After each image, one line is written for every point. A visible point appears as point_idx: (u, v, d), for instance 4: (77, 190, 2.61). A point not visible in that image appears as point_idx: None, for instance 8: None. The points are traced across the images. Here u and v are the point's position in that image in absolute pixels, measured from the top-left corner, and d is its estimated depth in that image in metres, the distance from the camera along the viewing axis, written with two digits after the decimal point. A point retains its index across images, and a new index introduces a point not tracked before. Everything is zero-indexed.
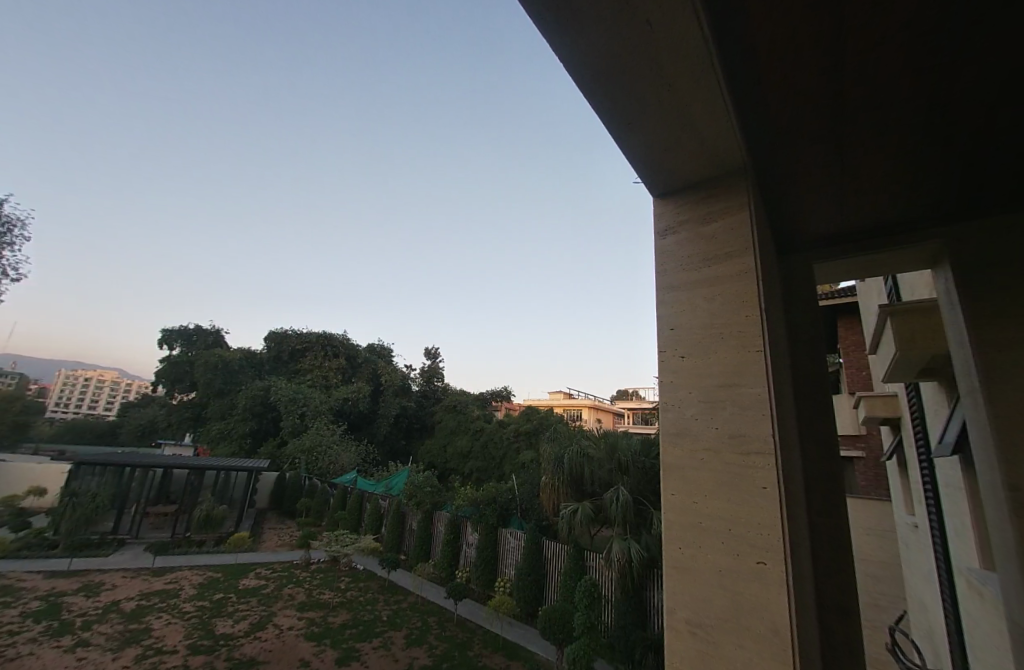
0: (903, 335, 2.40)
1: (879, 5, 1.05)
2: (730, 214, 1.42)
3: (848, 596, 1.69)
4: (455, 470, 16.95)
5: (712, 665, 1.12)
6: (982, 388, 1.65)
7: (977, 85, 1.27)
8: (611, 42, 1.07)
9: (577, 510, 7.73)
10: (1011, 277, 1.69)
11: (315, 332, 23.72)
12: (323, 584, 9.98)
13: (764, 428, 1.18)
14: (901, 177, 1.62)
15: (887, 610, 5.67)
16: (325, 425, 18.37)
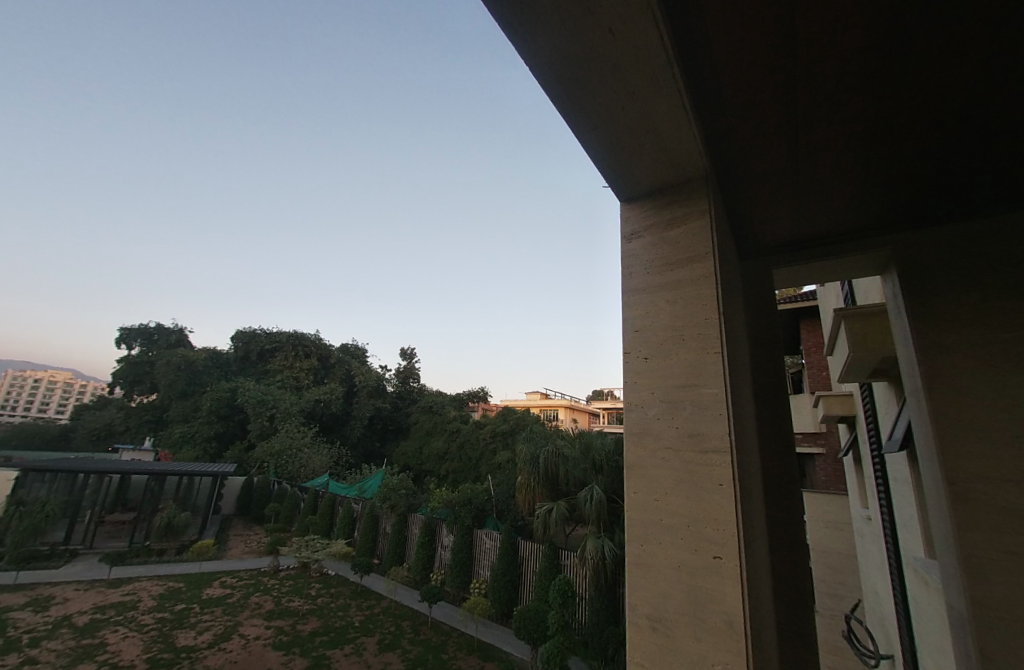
0: (856, 337, 2.53)
1: (825, 24, 1.11)
2: (691, 218, 1.46)
3: (804, 586, 1.76)
4: (430, 471, 16.82)
5: (669, 659, 1.15)
6: (925, 388, 1.75)
7: (919, 103, 1.34)
8: (573, 49, 1.09)
9: (553, 509, 7.80)
10: (949, 283, 1.79)
11: (286, 331, 23.07)
12: (292, 591, 9.72)
13: (719, 426, 1.23)
14: (852, 185, 1.69)
15: (843, 599, 5.95)
16: (295, 427, 17.88)
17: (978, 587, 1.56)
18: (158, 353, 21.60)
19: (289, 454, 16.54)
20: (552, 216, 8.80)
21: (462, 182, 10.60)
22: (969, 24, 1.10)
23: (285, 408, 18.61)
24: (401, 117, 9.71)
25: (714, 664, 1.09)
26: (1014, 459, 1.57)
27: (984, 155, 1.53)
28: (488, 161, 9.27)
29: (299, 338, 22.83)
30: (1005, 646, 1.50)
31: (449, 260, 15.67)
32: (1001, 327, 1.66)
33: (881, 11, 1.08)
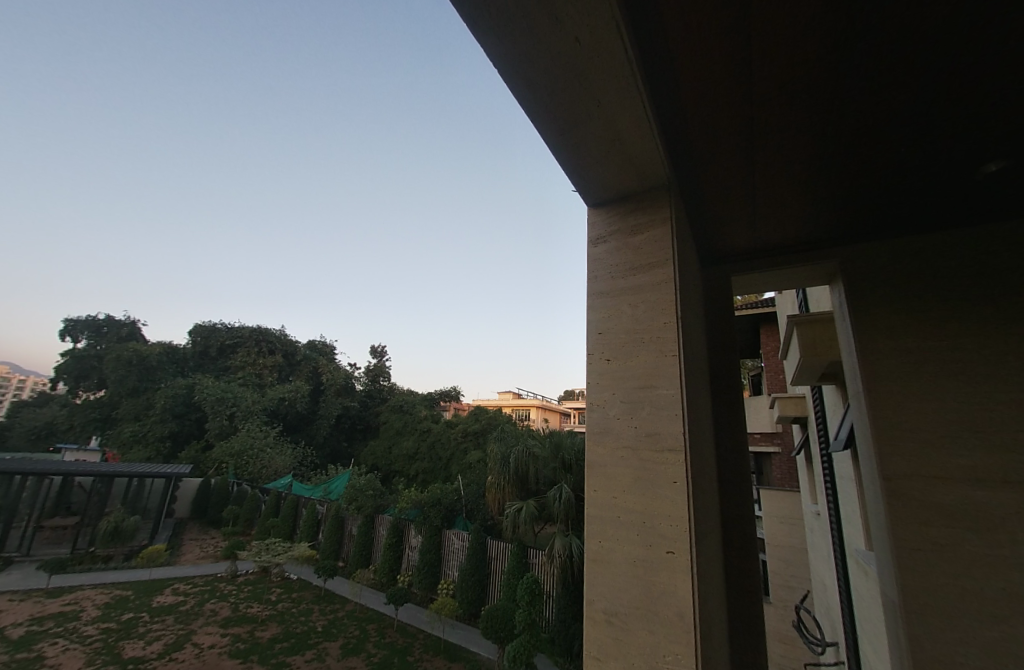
0: (805, 342, 2.68)
1: (776, 43, 1.16)
2: (653, 226, 1.51)
3: (752, 577, 1.86)
4: (398, 471, 16.55)
5: (624, 653, 1.18)
6: (866, 391, 1.86)
7: (865, 127, 1.41)
8: (543, 58, 1.11)
9: (522, 508, 7.85)
10: (890, 293, 1.92)
11: (248, 326, 22.19)
12: (251, 597, 9.36)
13: (675, 426, 1.28)
14: (805, 197, 1.78)
15: (794, 590, 6.26)
16: (256, 427, 17.23)
17: (908, 577, 1.67)
18: (107, 347, 20.31)
19: (249, 454, 15.92)
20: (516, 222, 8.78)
21: (436, 183, 10.55)
22: (908, 61, 1.18)
23: (246, 407, 17.91)
24: (369, 117, 9.55)
25: (666, 657, 1.13)
26: (941, 459, 1.70)
27: (922, 178, 1.64)
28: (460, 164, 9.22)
29: (263, 333, 21.99)
30: (933, 631, 1.62)
31: (422, 258, 15.52)
32: (932, 336, 1.80)
33: (833, 34, 1.13)
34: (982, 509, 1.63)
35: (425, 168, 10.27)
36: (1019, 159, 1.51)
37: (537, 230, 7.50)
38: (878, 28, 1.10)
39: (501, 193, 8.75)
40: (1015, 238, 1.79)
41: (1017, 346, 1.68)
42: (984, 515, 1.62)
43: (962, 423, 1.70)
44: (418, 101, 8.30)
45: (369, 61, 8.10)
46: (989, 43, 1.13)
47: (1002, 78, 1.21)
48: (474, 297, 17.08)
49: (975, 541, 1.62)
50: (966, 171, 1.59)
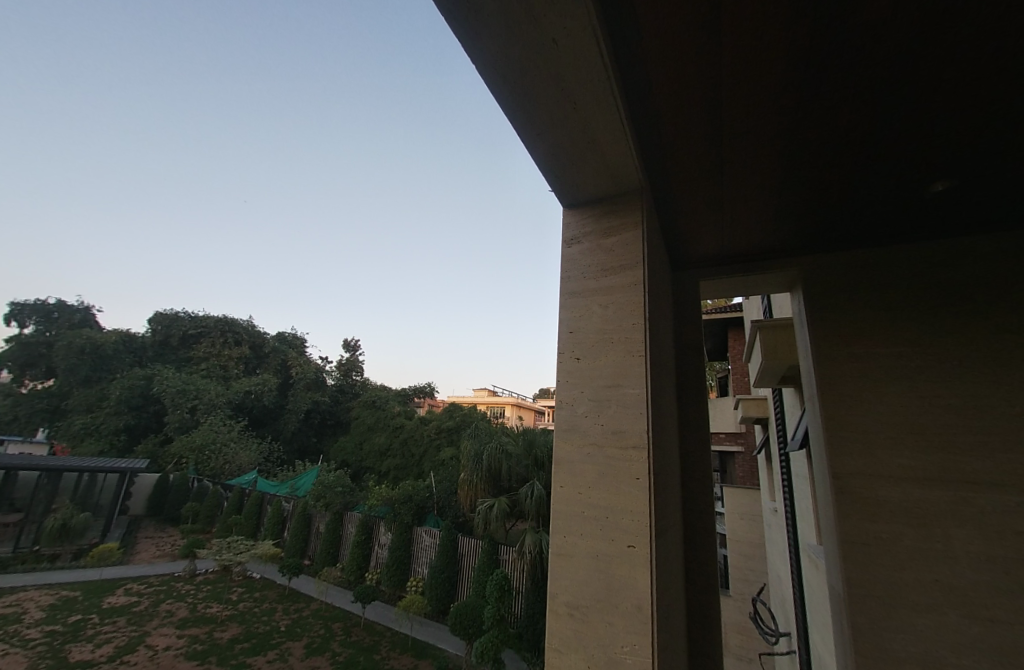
0: (767, 346, 2.80)
1: (743, 59, 1.20)
2: (625, 229, 1.54)
3: (710, 570, 1.93)
4: (369, 468, 16.30)
5: (583, 643, 1.22)
6: (821, 394, 1.96)
7: (823, 145, 1.49)
8: (519, 54, 1.11)
9: (494, 505, 7.91)
10: (844, 301, 2.03)
11: (214, 316, 21.31)
12: (210, 597, 9.03)
13: (640, 424, 1.31)
14: (769, 208, 1.85)
15: (752, 583, 6.52)
16: (219, 420, 16.57)
17: (853, 570, 1.77)
18: (57, 333, 19.11)
19: (211, 449, 15.33)
20: (491, 224, 8.78)
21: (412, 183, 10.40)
22: (865, 81, 1.24)
23: (209, 400, 17.20)
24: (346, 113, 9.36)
25: (624, 647, 1.17)
26: (885, 459, 1.81)
27: (876, 196, 1.74)
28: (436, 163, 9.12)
29: (229, 324, 21.14)
30: (872, 620, 1.72)
31: (399, 253, 15.29)
32: (882, 344, 1.92)
33: (798, 54, 1.18)
34: (920, 506, 1.74)
35: (403, 168, 10.13)
36: (963, 180, 1.61)
37: (514, 230, 7.54)
38: (840, 45, 1.14)
39: (477, 198, 8.74)
40: (956, 255, 1.92)
41: (955, 356, 1.81)
42: (920, 512, 1.73)
43: (905, 426, 1.81)
44: (397, 100, 8.17)
45: (343, 62, 7.93)
46: (937, 73, 1.20)
47: (950, 102, 1.28)
48: (452, 294, 16.91)
49: (913, 537, 1.72)
50: (916, 190, 1.68)
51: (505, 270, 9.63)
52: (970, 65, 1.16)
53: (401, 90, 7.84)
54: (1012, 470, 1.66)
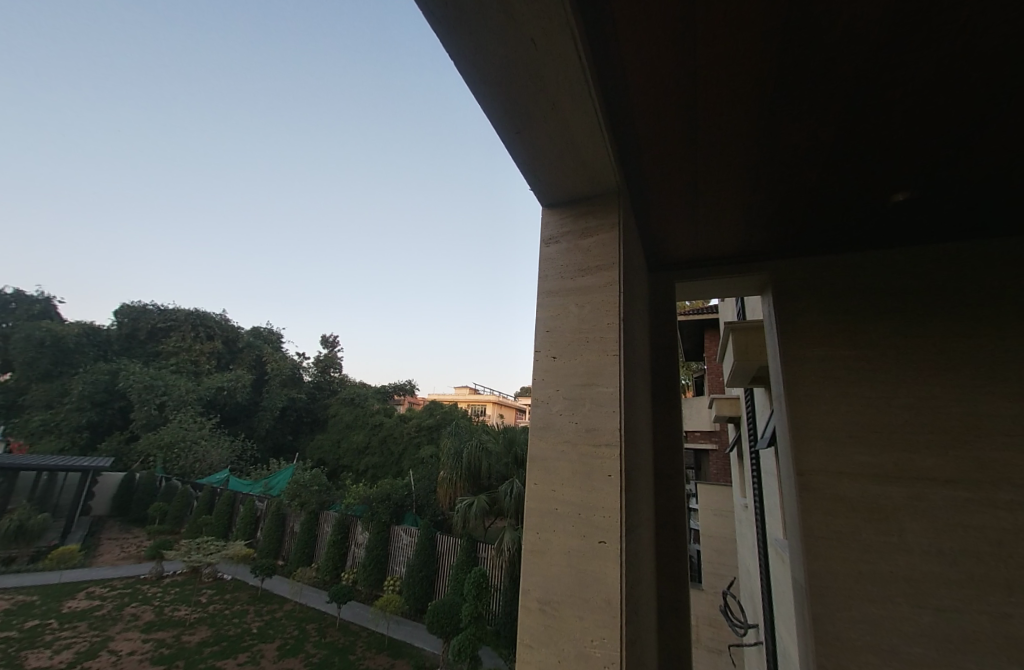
0: (739, 347, 2.89)
1: (718, 65, 1.22)
2: (602, 230, 1.56)
3: (681, 563, 1.98)
4: (347, 466, 16.07)
5: (554, 638, 1.23)
6: (788, 394, 2.03)
7: (794, 152, 1.53)
8: (498, 51, 1.11)
9: (473, 503, 7.95)
10: (810, 304, 2.12)
11: (184, 309, 20.63)
12: (178, 599, 8.76)
13: (612, 422, 1.34)
14: (743, 212, 1.90)
15: (723, 578, 6.71)
16: (189, 417, 16.06)
17: (814, 563, 1.84)
18: (13, 325, 18.13)
19: (181, 447, 14.85)
20: (472, 225, 8.79)
21: (395, 184, 10.34)
22: (835, 91, 1.28)
23: (178, 396, 16.64)
24: (332, 107, 9.25)
25: (594, 641, 1.19)
26: (847, 456, 1.89)
27: (840, 203, 1.81)
28: (416, 162, 9.02)
29: (200, 318, 20.49)
30: (831, 610, 1.79)
31: (380, 250, 15.13)
32: (845, 344, 2.01)
33: (771, 61, 1.21)
34: (878, 501, 1.82)
35: (382, 166, 9.97)
36: (922, 192, 1.69)
37: (493, 231, 7.56)
38: (810, 54, 1.17)
39: (457, 199, 8.77)
40: (914, 261, 2.02)
41: (914, 359, 1.90)
42: (879, 508, 1.81)
43: (866, 426, 1.90)
44: (381, 99, 8.10)
45: (334, 60, 7.80)
46: (899, 86, 1.24)
47: (910, 115, 1.33)
48: (433, 291, 16.84)
49: (870, 531, 1.80)
50: (880, 199, 1.76)
51: (485, 269, 9.66)
52: (930, 79, 1.21)
53: (388, 91, 7.80)
54: (961, 467, 1.75)
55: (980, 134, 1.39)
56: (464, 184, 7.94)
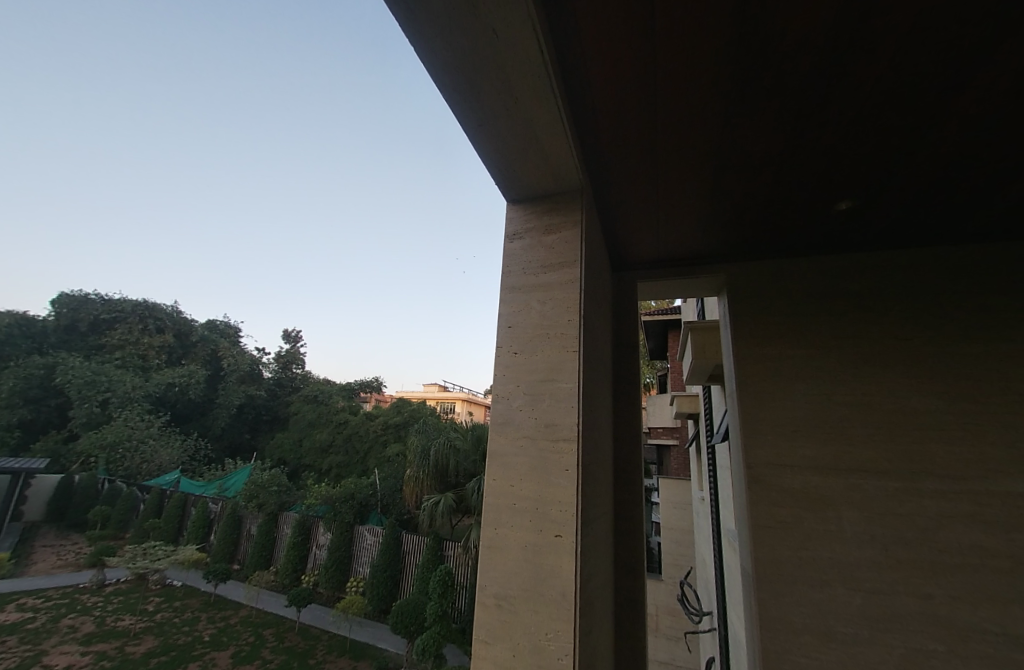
0: (697, 346, 3.00)
1: (677, 68, 1.24)
2: (565, 227, 1.57)
3: (636, 555, 2.03)
4: (308, 465, 15.56)
5: (509, 632, 1.24)
6: (740, 389, 2.12)
7: (749, 158, 1.58)
8: (459, 46, 1.10)
9: (440, 501, 7.88)
10: (764, 305, 2.21)
11: (131, 299, 19.31)
12: (122, 608, 8.24)
13: (571, 417, 1.35)
14: (701, 214, 1.95)
15: (682, 568, 6.94)
16: (136, 416, 15.11)
17: (760, 551, 1.93)
18: None
19: (126, 447, 13.96)
20: (440, 225, 8.72)
21: (363, 181, 9.94)
22: (789, 100, 1.32)
23: (123, 393, 15.63)
24: (305, 91, 8.81)
25: (548, 634, 1.19)
26: (792, 449, 2.00)
27: (791, 209, 1.88)
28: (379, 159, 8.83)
29: (149, 309, 19.23)
30: (774, 595, 1.87)
31: (349, 243, 14.63)
32: (791, 343, 2.12)
33: (729, 66, 1.23)
34: (818, 492, 1.93)
35: (347, 160, 9.71)
36: (862, 201, 1.80)
37: (460, 231, 7.47)
38: (763, 58, 1.20)
39: (423, 199, 8.55)
40: (854, 267, 2.16)
41: (854, 358, 2.02)
42: (820, 498, 1.92)
43: (810, 422, 2.01)
44: (348, 97, 7.89)
45: (303, 49, 7.55)
46: (848, 96, 1.30)
47: (857, 126, 1.40)
48: (401, 291, 16.46)
49: (811, 519, 1.91)
50: (826, 207, 1.86)
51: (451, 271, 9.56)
52: (872, 91, 1.27)
53: (360, 86, 7.47)
54: (894, 461, 1.88)
55: (916, 147, 1.48)
56: (430, 184, 7.84)
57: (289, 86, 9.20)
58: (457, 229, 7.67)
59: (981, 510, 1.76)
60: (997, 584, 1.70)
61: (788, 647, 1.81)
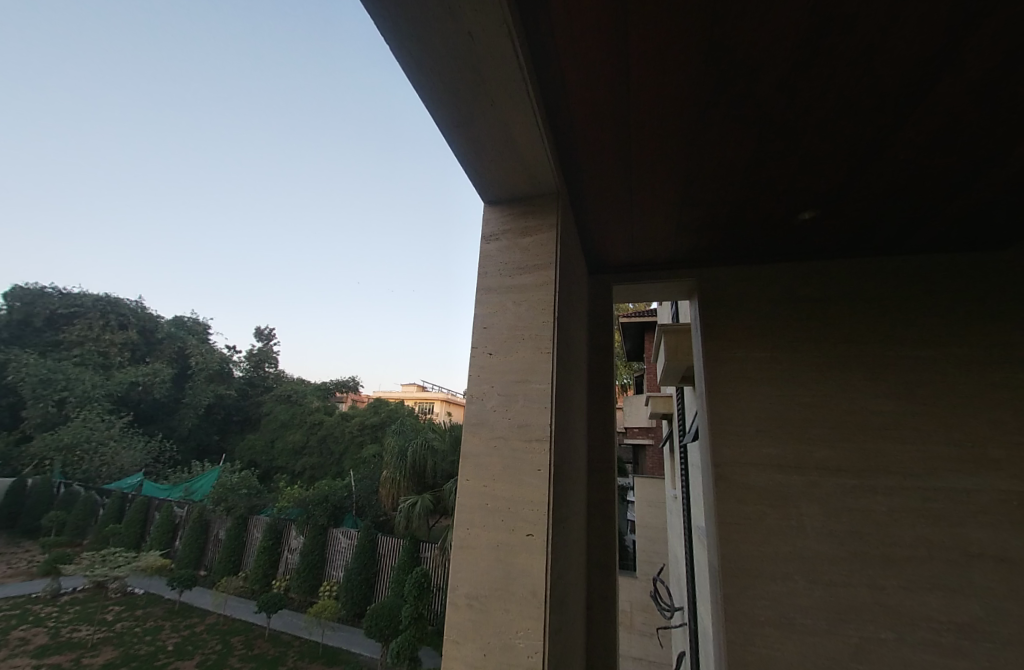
0: (670, 347, 3.07)
1: (650, 77, 1.27)
2: (540, 231, 1.59)
3: (608, 554, 2.07)
4: (280, 467, 15.16)
5: (479, 632, 1.24)
6: (709, 390, 2.19)
7: (719, 167, 1.63)
8: (433, 45, 1.09)
9: (416, 502, 7.85)
10: (732, 309, 2.29)
11: (91, 293, 18.37)
12: (78, 618, 7.86)
13: (543, 417, 1.37)
14: (672, 221, 2.00)
15: (655, 564, 7.08)
16: (96, 416, 14.47)
17: (726, 548, 1.99)
18: None
19: (84, 450, 13.35)
20: (417, 225, 8.67)
21: (339, 179, 9.77)
22: (757, 111, 1.37)
23: (82, 392, 14.97)
24: (284, 87, 8.65)
25: (519, 633, 1.21)
26: (758, 448, 2.07)
27: (758, 216, 1.95)
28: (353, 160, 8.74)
29: (111, 304, 18.32)
30: (740, 589, 1.93)
31: (327, 237, 14.35)
32: (758, 346, 2.20)
33: (700, 78, 1.27)
34: (781, 489, 2.01)
35: (324, 159, 9.56)
36: (824, 211, 1.88)
37: (439, 231, 7.45)
38: (731, 72, 1.25)
39: (401, 199, 8.48)
40: (820, 273, 2.25)
41: (815, 359, 2.12)
42: (782, 495, 2.00)
43: (775, 422, 2.09)
44: (322, 94, 7.76)
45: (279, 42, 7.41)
46: (813, 110, 1.36)
47: (816, 140, 1.47)
48: (378, 291, 16.26)
49: (773, 515, 1.98)
50: (791, 216, 1.94)
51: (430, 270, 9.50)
52: (831, 108, 1.34)
53: (333, 86, 7.35)
54: (855, 459, 1.97)
55: (873, 160, 1.56)
56: (407, 184, 7.80)
57: (266, 78, 9.02)
58: (435, 229, 7.63)
59: (930, 504, 1.87)
60: (945, 575, 1.80)
61: (751, 639, 1.88)
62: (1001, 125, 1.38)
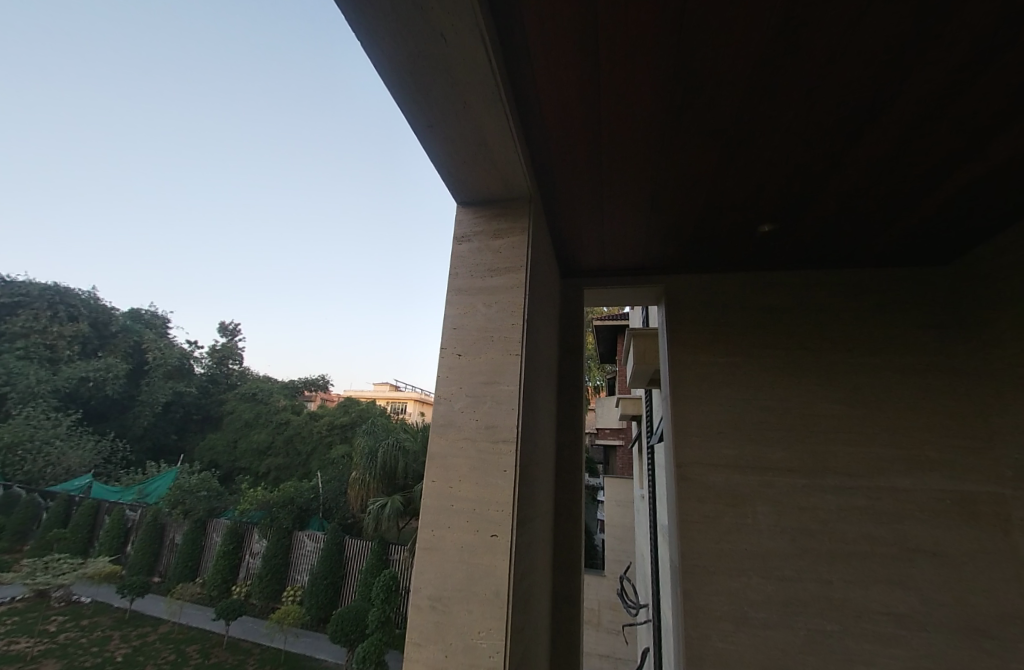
0: (639, 351, 3.15)
1: (618, 91, 1.31)
2: (512, 235, 1.61)
3: (574, 552, 2.10)
4: (243, 469, 14.58)
5: (441, 633, 1.24)
6: (675, 393, 2.25)
7: (687, 178, 1.69)
8: (406, 46, 1.09)
9: (387, 503, 7.72)
10: (697, 315, 2.37)
11: (37, 282, 17.21)
12: (16, 629, 7.36)
13: (510, 419, 1.38)
14: (643, 228, 2.05)
15: (623, 563, 7.22)
16: (41, 413, 13.67)
17: (686, 546, 2.06)
18: None
19: (26, 449, 12.52)
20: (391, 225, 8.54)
21: (310, 178, 9.59)
22: (720, 128, 1.44)
23: (24, 388, 14.22)
24: (251, 77, 8.35)
25: (481, 633, 1.21)
26: (717, 448, 2.15)
27: (723, 227, 2.02)
28: (322, 158, 8.54)
29: (60, 294, 17.21)
30: (698, 587, 2.00)
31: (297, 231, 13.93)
32: (721, 351, 2.29)
33: (666, 93, 1.32)
34: (738, 488, 2.09)
35: (293, 153, 9.29)
36: (782, 224, 1.98)
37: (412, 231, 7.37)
38: (696, 89, 1.30)
39: (375, 198, 8.32)
40: (780, 282, 2.36)
41: (773, 364, 2.22)
42: (739, 495, 2.08)
43: (735, 425, 2.17)
44: (293, 90, 7.56)
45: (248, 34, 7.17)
46: (771, 127, 1.43)
47: (775, 155, 1.54)
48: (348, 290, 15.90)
49: (730, 514, 2.07)
50: (752, 229, 2.03)
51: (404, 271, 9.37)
52: (787, 127, 1.42)
53: (303, 84, 7.19)
54: (806, 459, 2.08)
55: (827, 178, 1.65)
56: (381, 183, 7.65)
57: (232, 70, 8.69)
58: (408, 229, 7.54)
59: (873, 501, 1.99)
60: (884, 569, 1.92)
61: (709, 635, 1.94)
62: (938, 147, 1.48)
